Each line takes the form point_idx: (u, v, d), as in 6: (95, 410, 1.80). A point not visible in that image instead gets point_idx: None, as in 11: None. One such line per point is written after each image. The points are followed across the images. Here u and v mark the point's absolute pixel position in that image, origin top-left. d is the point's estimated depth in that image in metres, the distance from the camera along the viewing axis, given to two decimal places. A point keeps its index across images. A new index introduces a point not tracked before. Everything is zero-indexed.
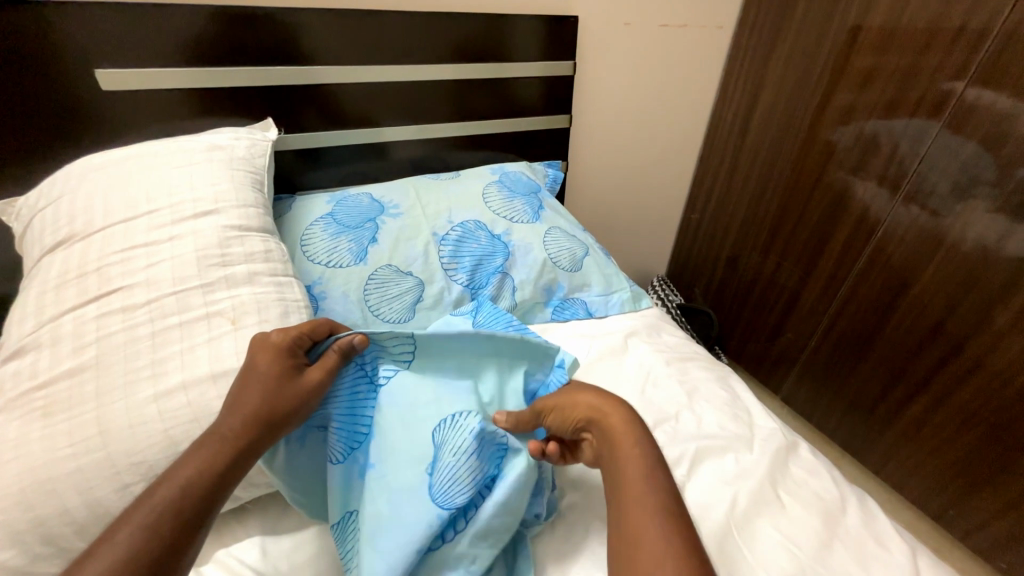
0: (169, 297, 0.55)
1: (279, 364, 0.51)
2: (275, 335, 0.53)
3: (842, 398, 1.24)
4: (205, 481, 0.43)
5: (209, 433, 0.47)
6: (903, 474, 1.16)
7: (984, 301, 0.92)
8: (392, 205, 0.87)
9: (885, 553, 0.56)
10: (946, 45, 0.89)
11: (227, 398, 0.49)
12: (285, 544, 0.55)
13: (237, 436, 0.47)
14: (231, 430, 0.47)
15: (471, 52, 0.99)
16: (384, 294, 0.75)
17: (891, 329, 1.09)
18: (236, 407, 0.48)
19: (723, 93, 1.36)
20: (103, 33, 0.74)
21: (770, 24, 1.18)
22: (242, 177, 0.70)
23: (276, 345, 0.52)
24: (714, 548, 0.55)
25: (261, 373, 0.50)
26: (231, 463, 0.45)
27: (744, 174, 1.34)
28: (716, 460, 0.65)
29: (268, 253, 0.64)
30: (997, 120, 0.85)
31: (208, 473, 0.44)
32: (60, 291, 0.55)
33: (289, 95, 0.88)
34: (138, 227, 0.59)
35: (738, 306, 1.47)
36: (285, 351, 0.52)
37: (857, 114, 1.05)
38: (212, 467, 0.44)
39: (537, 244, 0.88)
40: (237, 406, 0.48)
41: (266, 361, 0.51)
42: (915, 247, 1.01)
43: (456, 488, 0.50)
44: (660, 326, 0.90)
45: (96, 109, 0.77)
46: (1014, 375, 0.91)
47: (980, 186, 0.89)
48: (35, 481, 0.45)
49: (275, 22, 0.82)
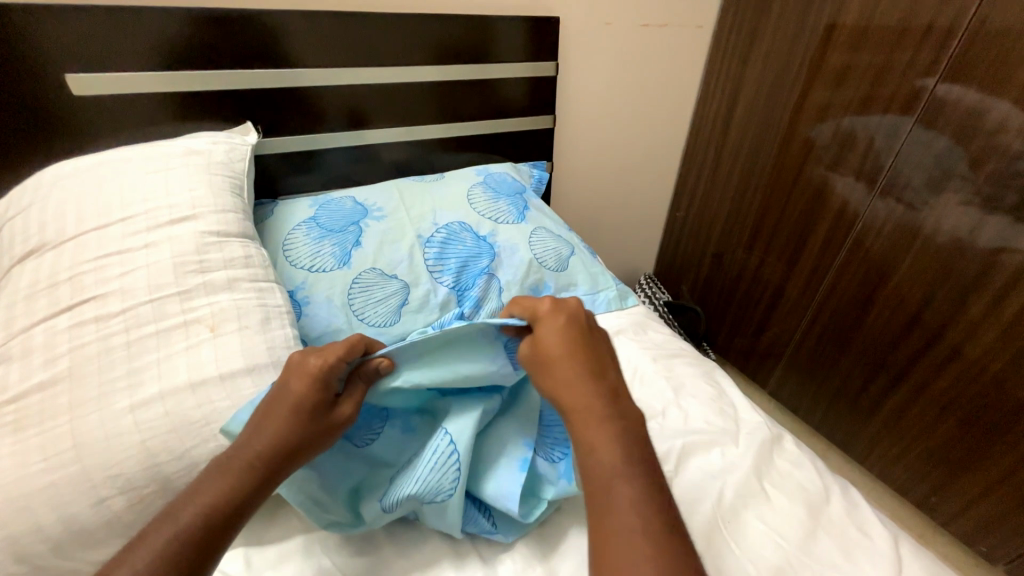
0: (145, 305, 0.54)
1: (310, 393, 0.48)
2: (313, 361, 0.50)
3: (826, 390, 1.26)
4: (212, 504, 0.42)
5: (228, 458, 0.46)
6: (886, 464, 1.18)
7: (959, 292, 0.94)
8: (375, 208, 0.86)
9: (867, 540, 0.56)
10: (916, 42, 0.91)
11: (252, 424, 0.47)
12: (270, 554, 0.54)
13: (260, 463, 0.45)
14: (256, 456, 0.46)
15: (452, 53, 0.99)
16: (368, 298, 0.74)
17: (871, 321, 1.10)
18: (259, 431, 0.47)
19: (704, 91, 1.36)
20: (73, 38, 0.72)
21: (747, 23, 1.20)
22: (220, 182, 0.69)
23: (313, 373, 0.49)
24: (701, 542, 0.55)
25: (293, 399, 0.48)
26: (252, 492, 0.44)
27: (727, 172, 1.35)
28: (702, 454, 0.65)
29: (248, 259, 0.63)
30: (966, 114, 0.87)
31: (214, 495, 0.43)
32: (31, 301, 0.54)
33: (268, 99, 0.87)
34: (111, 234, 0.58)
35: (724, 302, 1.48)
36: (321, 381, 0.49)
37: (833, 111, 1.07)
38: (229, 493, 0.43)
39: (522, 245, 0.87)
40: (262, 431, 0.47)
41: (299, 388, 0.48)
42: (892, 239, 1.02)
43: (450, 505, 0.53)
44: (647, 323, 0.90)
45: (69, 116, 0.76)
46: (989, 362, 0.93)
47: (952, 180, 0.91)
48: (8, 497, 0.44)
49: (252, 25, 0.81)
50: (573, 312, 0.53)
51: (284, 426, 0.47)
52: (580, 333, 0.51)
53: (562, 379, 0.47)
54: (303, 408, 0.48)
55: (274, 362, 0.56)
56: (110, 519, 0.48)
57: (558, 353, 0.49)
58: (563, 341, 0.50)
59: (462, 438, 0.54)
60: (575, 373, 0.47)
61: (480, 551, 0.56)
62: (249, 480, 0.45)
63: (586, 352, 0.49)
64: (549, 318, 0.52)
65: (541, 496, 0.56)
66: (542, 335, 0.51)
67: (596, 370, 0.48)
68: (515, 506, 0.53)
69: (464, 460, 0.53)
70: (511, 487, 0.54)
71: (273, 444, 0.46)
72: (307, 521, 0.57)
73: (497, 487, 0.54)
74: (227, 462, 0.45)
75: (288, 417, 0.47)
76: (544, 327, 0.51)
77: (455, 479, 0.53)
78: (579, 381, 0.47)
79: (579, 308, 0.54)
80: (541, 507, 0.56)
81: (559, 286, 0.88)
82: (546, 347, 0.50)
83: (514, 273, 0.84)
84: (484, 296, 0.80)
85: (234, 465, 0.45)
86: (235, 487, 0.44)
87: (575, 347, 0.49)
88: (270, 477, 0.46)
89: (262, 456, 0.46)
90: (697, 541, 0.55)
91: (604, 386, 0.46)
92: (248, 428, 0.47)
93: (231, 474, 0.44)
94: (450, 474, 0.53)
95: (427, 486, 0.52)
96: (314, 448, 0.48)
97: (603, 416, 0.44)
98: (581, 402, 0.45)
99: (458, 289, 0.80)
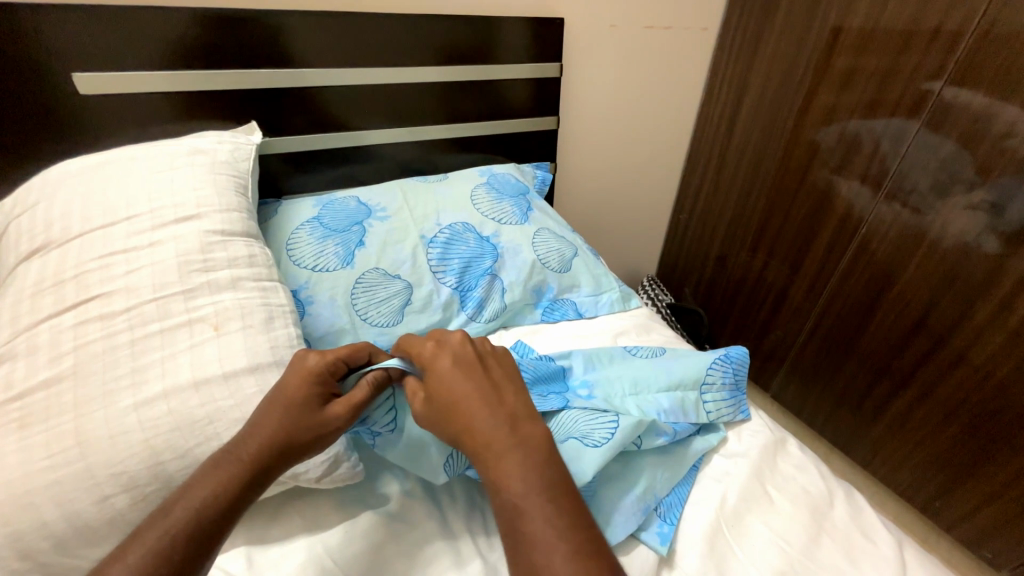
0: (150, 304, 0.54)
1: (306, 391, 0.49)
2: (312, 361, 0.51)
3: (829, 394, 1.26)
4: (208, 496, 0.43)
5: (224, 454, 0.46)
6: (891, 469, 1.17)
7: (965, 297, 0.94)
8: (379, 208, 0.86)
9: (872, 546, 0.56)
10: (923, 46, 0.90)
11: (250, 421, 0.48)
12: (273, 554, 0.54)
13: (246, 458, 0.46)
14: (248, 455, 0.46)
15: (456, 54, 0.99)
16: (372, 298, 0.74)
17: (876, 325, 1.10)
18: (257, 427, 0.47)
19: (709, 92, 1.36)
20: (80, 38, 0.73)
21: (753, 25, 1.19)
22: (225, 182, 0.69)
23: (311, 371, 0.50)
24: (704, 547, 0.55)
25: (287, 396, 0.49)
26: (243, 488, 0.45)
27: (731, 174, 1.34)
28: (705, 459, 0.65)
29: (252, 258, 0.63)
30: (973, 119, 0.86)
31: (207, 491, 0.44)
32: (36, 299, 0.54)
33: (274, 99, 0.88)
34: (116, 233, 0.58)
35: (727, 305, 1.48)
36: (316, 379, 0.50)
37: (838, 114, 1.06)
38: (220, 490, 0.44)
39: (525, 246, 0.87)
40: (259, 428, 0.47)
41: (293, 386, 0.49)
42: (898, 243, 1.02)
43: None
44: (650, 325, 0.90)
45: (76, 116, 0.76)
46: (994, 367, 0.92)
47: (958, 184, 0.91)
48: (12, 495, 0.44)
49: (258, 25, 0.81)
50: (454, 360, 0.51)
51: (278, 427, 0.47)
52: (469, 372, 0.50)
53: (464, 420, 0.46)
54: (298, 405, 0.48)
55: (278, 362, 0.56)
56: (114, 517, 0.47)
57: (453, 395, 0.48)
58: (450, 377, 0.49)
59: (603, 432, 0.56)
60: (465, 402, 0.47)
61: (483, 548, 0.56)
62: (237, 478, 0.45)
63: (472, 369, 0.50)
64: (435, 362, 0.51)
65: (631, 531, 0.55)
66: (436, 385, 0.50)
67: (493, 395, 0.48)
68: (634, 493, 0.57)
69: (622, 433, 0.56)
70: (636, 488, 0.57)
71: (272, 439, 0.47)
72: (310, 521, 0.57)
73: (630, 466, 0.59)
74: (218, 459, 0.46)
75: (280, 415, 0.48)
76: (437, 371, 0.51)
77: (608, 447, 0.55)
78: (481, 416, 0.46)
79: (463, 343, 0.53)
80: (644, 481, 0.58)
81: (562, 288, 0.89)
82: (436, 387, 0.49)
83: (517, 274, 0.84)
84: (487, 297, 0.81)
85: (224, 462, 0.45)
86: (230, 481, 0.45)
87: (460, 373, 0.50)
88: (262, 478, 0.46)
89: (257, 453, 0.46)
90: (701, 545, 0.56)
91: (502, 414, 0.46)
92: (248, 426, 0.48)
93: (224, 470, 0.45)
94: (604, 432, 0.57)
95: (585, 433, 0.57)
96: (310, 447, 0.48)
97: (505, 449, 0.44)
98: (482, 440, 0.45)
99: (461, 290, 0.80)
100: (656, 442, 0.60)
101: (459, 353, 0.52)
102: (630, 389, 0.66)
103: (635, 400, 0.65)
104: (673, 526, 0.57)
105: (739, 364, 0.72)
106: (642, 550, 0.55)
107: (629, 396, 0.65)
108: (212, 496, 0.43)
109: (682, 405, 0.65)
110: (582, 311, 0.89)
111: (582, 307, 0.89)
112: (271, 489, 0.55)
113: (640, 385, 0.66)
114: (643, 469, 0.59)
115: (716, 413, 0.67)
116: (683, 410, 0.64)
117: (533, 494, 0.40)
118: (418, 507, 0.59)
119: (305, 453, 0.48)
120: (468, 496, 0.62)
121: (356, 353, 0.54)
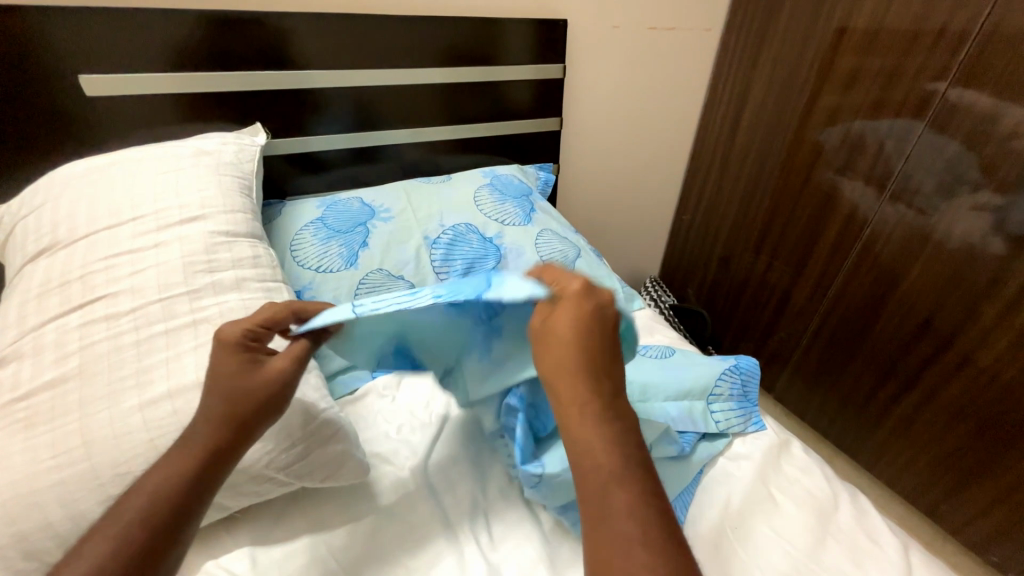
0: (155, 304, 0.55)
1: (234, 362, 0.47)
2: (230, 329, 0.49)
3: (833, 395, 1.25)
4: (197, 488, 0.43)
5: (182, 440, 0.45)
6: (895, 472, 1.17)
7: (970, 299, 0.93)
8: (382, 209, 0.86)
9: (878, 550, 0.56)
10: (928, 46, 0.90)
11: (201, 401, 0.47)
12: (276, 554, 0.54)
13: (208, 441, 0.45)
14: (204, 437, 0.45)
15: (459, 56, 0.99)
16: (375, 299, 0.75)
17: (880, 327, 1.10)
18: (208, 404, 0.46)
19: (711, 94, 1.36)
20: (85, 40, 0.73)
21: (756, 26, 1.19)
22: (229, 183, 0.69)
23: (229, 342, 0.48)
24: (709, 549, 0.55)
25: (220, 373, 0.47)
26: (197, 469, 0.44)
27: (734, 175, 1.34)
28: (711, 462, 0.65)
29: (257, 259, 0.64)
30: (979, 120, 0.86)
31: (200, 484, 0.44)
32: (42, 300, 0.54)
33: (278, 100, 0.88)
34: (122, 234, 0.58)
35: (730, 306, 1.48)
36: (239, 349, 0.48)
37: (842, 115, 1.06)
38: (179, 476, 0.43)
39: (529, 247, 0.87)
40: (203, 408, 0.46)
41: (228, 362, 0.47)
42: (902, 245, 1.02)
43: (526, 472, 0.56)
44: (654, 327, 0.90)
45: (81, 116, 0.77)
46: (1000, 370, 0.92)
47: (963, 185, 0.90)
48: (18, 494, 0.44)
49: (262, 26, 0.82)
50: (597, 314, 0.42)
51: (223, 404, 0.46)
52: (602, 333, 0.42)
53: (569, 379, 0.40)
54: (233, 378, 0.46)
55: None
56: None
57: (576, 348, 0.41)
58: (583, 327, 0.42)
59: None
60: (581, 360, 0.41)
61: (485, 548, 0.56)
62: (193, 461, 0.44)
63: (605, 336, 0.42)
64: (574, 303, 0.42)
65: None
66: (562, 323, 0.42)
67: (609, 366, 0.42)
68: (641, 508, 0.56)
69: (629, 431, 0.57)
70: None
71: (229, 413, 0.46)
72: (314, 521, 0.57)
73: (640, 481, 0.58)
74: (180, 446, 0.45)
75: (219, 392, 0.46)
76: (569, 312, 0.42)
77: None
78: (586, 390, 0.40)
79: (610, 300, 0.43)
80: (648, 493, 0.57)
81: None
82: (560, 326, 0.42)
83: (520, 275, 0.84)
84: None
85: (183, 448, 0.45)
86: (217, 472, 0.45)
87: (595, 333, 0.42)
88: (215, 455, 0.45)
89: (208, 433, 0.45)
90: (705, 549, 0.56)
91: (610, 387, 0.41)
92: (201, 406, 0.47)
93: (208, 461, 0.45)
94: None
95: None
96: (259, 413, 0.47)
97: (602, 419, 0.39)
98: (583, 402, 0.40)
99: None
100: (666, 449, 0.58)
101: (603, 308, 0.43)
102: (638, 395, 0.65)
103: (644, 406, 0.64)
104: (678, 528, 0.57)
105: (750, 375, 0.72)
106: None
107: (639, 401, 0.64)
108: (204, 492, 0.43)
109: (688, 412, 0.65)
110: None
111: None
112: (274, 491, 0.55)
113: (648, 389, 0.65)
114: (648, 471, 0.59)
115: (725, 422, 0.66)
116: (690, 417, 0.65)
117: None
118: (420, 507, 0.59)
119: (255, 423, 0.47)
120: (473, 495, 0.61)
121: (276, 317, 0.50)
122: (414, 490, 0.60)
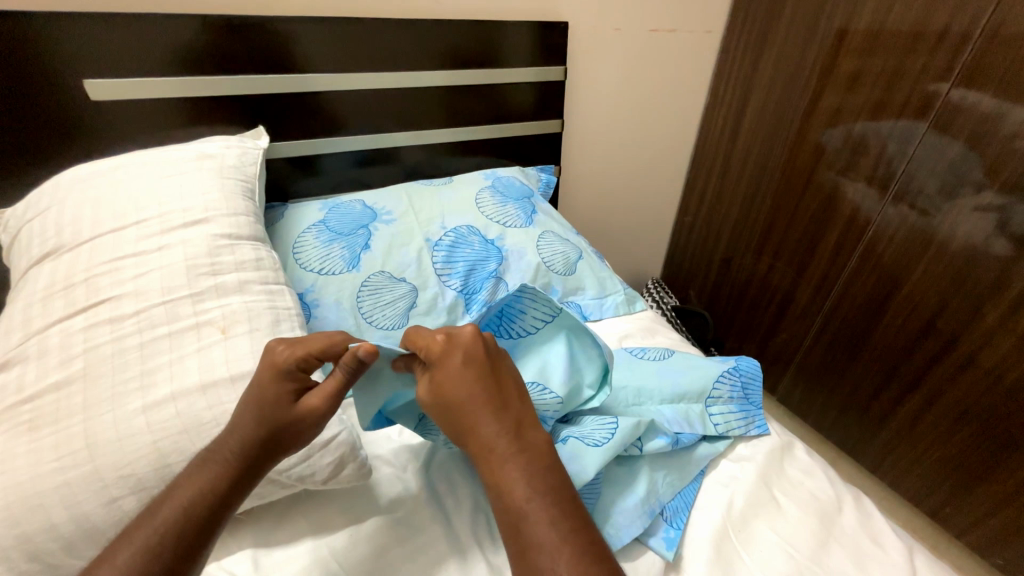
0: (159, 307, 0.55)
1: (276, 388, 0.47)
2: (282, 351, 0.49)
3: (836, 397, 1.25)
4: (198, 491, 0.44)
5: (211, 452, 0.47)
6: (899, 474, 1.16)
7: (973, 300, 0.93)
8: (384, 211, 0.86)
9: (882, 553, 0.56)
10: (930, 46, 0.90)
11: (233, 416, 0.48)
12: (279, 557, 0.54)
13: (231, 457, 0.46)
14: (230, 453, 0.46)
15: (460, 59, 0.99)
16: (377, 301, 0.75)
17: (883, 329, 1.09)
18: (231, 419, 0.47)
19: (714, 95, 1.36)
20: (90, 45, 0.74)
21: (757, 28, 1.19)
22: (232, 186, 0.70)
23: (279, 365, 0.48)
24: (712, 550, 0.55)
25: (257, 394, 0.47)
26: (228, 489, 0.45)
27: (736, 175, 1.34)
28: (713, 464, 0.65)
29: (259, 262, 0.64)
30: (982, 120, 0.86)
31: (202, 488, 0.44)
32: (47, 303, 0.54)
33: (282, 104, 0.88)
34: (126, 237, 0.59)
35: (733, 307, 1.48)
36: (286, 375, 0.48)
37: (844, 116, 1.06)
38: (203, 487, 0.44)
39: (531, 249, 0.87)
40: (236, 427, 0.47)
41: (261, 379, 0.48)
42: (905, 246, 1.01)
43: None
44: (655, 328, 0.90)
45: (86, 120, 0.77)
46: (1003, 371, 0.92)
47: (966, 185, 0.90)
48: (22, 496, 0.44)
49: (265, 31, 0.82)
50: (470, 361, 0.47)
51: (252, 423, 0.46)
52: (481, 374, 0.46)
53: (475, 427, 0.44)
54: (268, 403, 0.47)
55: None
56: (121, 519, 0.47)
57: (466, 401, 0.45)
58: (459, 376, 0.46)
59: (605, 432, 0.57)
60: (469, 408, 0.45)
61: (486, 552, 0.56)
62: (220, 476, 0.45)
63: (487, 373, 0.46)
64: (445, 360, 0.47)
65: (636, 536, 0.55)
66: (445, 384, 0.46)
67: (499, 397, 0.46)
68: (634, 511, 0.56)
69: (620, 429, 0.57)
70: (638, 499, 0.57)
71: (250, 437, 0.46)
72: (315, 524, 0.57)
73: (635, 484, 0.58)
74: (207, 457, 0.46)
75: (253, 415, 0.47)
76: (445, 370, 0.47)
77: (605, 448, 0.55)
78: (490, 428, 0.44)
79: (473, 339, 0.48)
80: (642, 494, 0.57)
81: (566, 290, 0.89)
82: (445, 385, 0.46)
83: (521, 277, 0.85)
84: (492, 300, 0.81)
85: (211, 460, 0.46)
86: (217, 474, 0.45)
87: (475, 377, 0.46)
88: (246, 477, 0.46)
89: (237, 450, 0.46)
90: (707, 552, 0.55)
91: (507, 418, 0.45)
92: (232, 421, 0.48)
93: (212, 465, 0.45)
94: (603, 432, 0.57)
95: (585, 432, 0.58)
96: (293, 440, 0.48)
97: (506, 454, 0.43)
98: (483, 443, 0.43)
99: (465, 293, 0.81)
100: (656, 443, 0.60)
101: (471, 351, 0.47)
102: (633, 398, 0.66)
103: (636, 408, 0.65)
104: (679, 531, 0.56)
105: (748, 377, 0.72)
106: (649, 556, 0.55)
107: (631, 403, 0.65)
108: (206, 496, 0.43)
109: (686, 415, 0.65)
110: (587, 314, 0.89)
111: (587, 309, 0.89)
112: (277, 494, 0.56)
113: (642, 391, 0.66)
114: (644, 472, 0.59)
115: (725, 425, 0.66)
116: (687, 420, 0.65)
117: (534, 496, 0.40)
118: (421, 511, 0.59)
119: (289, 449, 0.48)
120: (474, 499, 0.61)
121: (331, 346, 0.50)
122: (415, 492, 0.61)
